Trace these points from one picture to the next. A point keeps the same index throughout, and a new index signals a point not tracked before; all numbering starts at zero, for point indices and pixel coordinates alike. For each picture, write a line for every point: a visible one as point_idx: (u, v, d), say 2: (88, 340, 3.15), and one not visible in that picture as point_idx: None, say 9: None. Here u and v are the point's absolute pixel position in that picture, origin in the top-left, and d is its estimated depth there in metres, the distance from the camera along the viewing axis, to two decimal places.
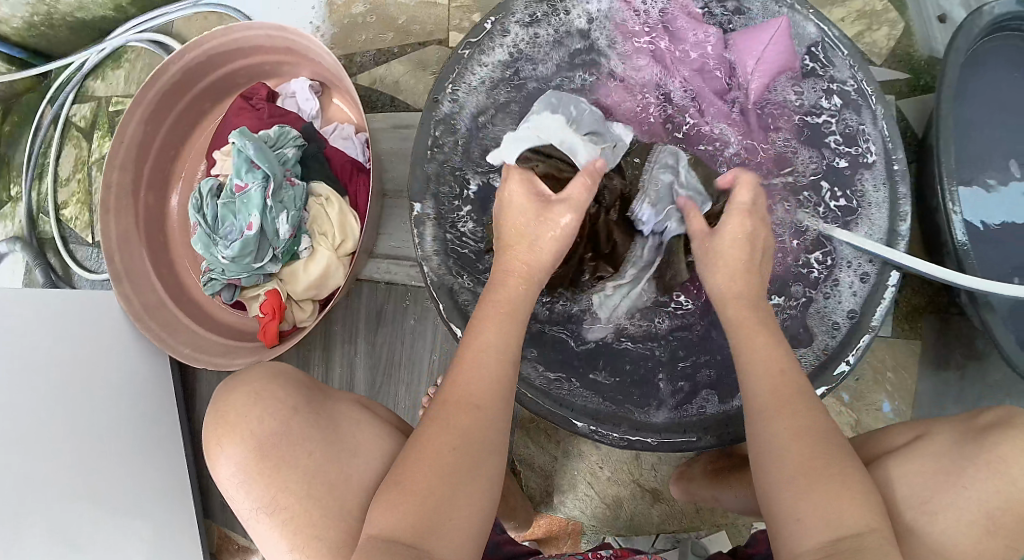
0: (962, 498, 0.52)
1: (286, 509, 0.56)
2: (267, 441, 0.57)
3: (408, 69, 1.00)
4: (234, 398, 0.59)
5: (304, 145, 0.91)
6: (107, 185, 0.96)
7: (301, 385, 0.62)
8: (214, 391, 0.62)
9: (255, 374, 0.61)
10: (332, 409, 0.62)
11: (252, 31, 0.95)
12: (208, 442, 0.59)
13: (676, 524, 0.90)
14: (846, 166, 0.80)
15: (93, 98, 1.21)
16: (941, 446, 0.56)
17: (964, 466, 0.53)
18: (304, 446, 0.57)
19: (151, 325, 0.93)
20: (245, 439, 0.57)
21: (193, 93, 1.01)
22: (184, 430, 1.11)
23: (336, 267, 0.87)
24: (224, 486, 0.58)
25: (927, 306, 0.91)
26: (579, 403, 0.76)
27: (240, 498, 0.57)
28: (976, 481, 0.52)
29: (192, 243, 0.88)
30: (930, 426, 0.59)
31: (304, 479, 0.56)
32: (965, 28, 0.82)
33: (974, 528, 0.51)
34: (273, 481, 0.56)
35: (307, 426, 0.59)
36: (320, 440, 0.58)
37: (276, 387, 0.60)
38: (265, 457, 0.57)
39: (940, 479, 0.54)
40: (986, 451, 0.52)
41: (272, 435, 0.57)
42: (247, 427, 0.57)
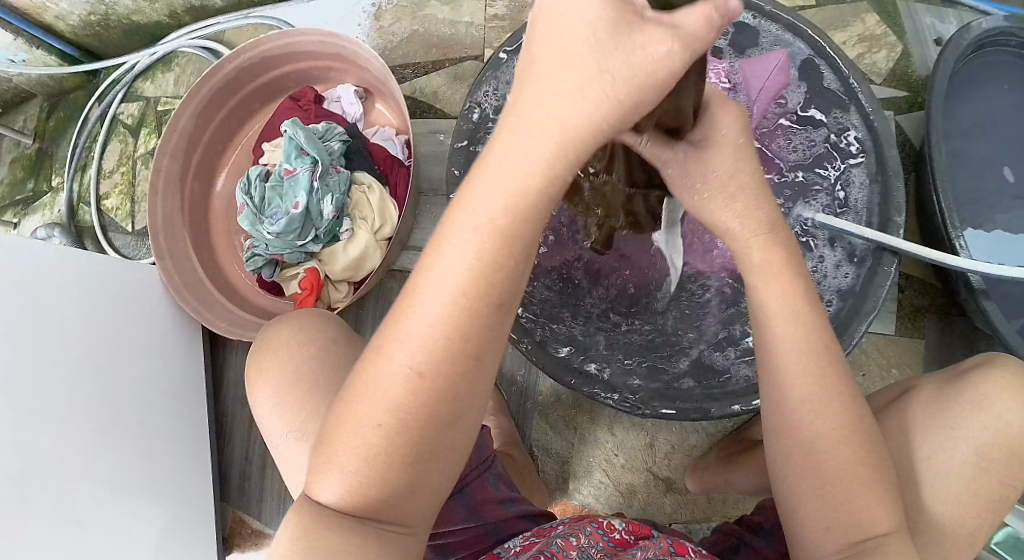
0: (955, 438, 0.59)
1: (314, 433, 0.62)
2: (304, 368, 0.65)
3: (446, 81, 1.08)
4: (279, 330, 0.68)
5: (349, 140, 0.97)
6: (157, 169, 1.02)
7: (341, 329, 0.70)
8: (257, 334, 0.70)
9: (300, 312, 0.69)
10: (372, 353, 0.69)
11: (306, 37, 1.03)
12: (251, 372, 0.68)
13: (687, 513, 0.93)
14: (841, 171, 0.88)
15: (142, 98, 1.28)
16: (927, 395, 0.63)
17: (951, 409, 0.60)
18: (331, 373, 0.65)
19: (191, 299, 0.97)
20: (285, 366, 0.65)
21: (244, 93, 1.09)
22: (210, 414, 1.14)
23: (373, 251, 0.93)
24: (263, 408, 0.66)
25: (929, 305, 0.96)
26: (597, 373, 0.80)
27: (272, 421, 0.65)
28: (965, 422, 0.59)
29: (239, 222, 0.94)
30: (912, 383, 0.67)
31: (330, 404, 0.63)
32: (953, 42, 0.91)
33: (968, 465, 0.59)
34: (303, 404, 0.63)
35: (342, 357, 0.66)
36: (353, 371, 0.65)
37: (312, 325, 0.68)
38: (300, 380, 0.64)
39: (932, 423, 0.61)
40: (968, 393, 0.60)
41: (308, 362, 0.65)
42: (285, 356, 0.66)
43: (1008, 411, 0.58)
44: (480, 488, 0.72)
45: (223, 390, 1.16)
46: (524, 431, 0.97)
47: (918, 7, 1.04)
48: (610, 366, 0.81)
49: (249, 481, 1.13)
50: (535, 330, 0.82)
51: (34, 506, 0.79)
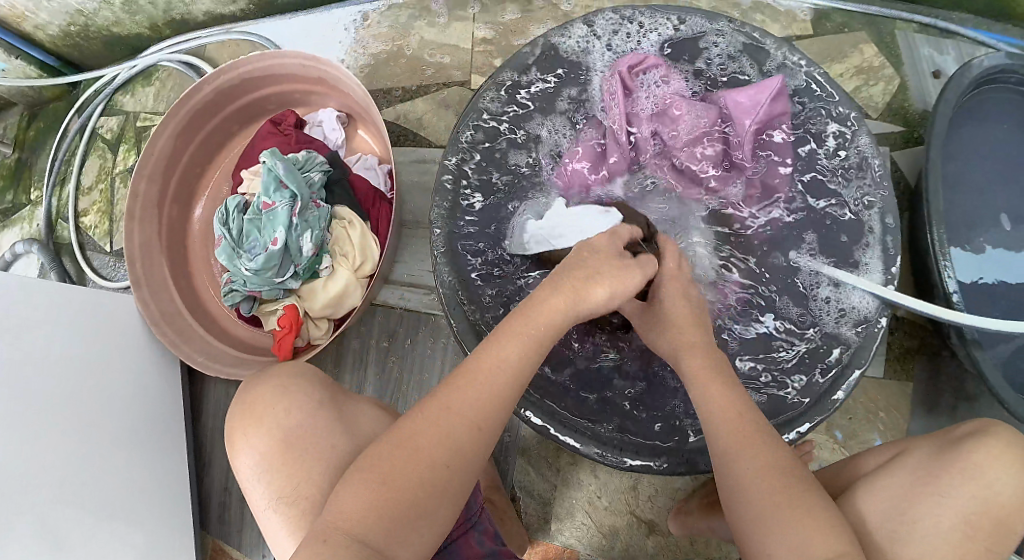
0: (942, 505, 0.57)
1: (307, 497, 0.62)
2: (293, 432, 0.64)
3: (430, 107, 1.05)
4: (261, 393, 0.67)
5: (329, 170, 0.95)
6: (134, 194, 0.99)
7: (324, 388, 0.69)
8: (241, 385, 0.69)
9: (290, 371, 0.68)
10: (350, 410, 0.68)
11: (286, 60, 1.00)
12: (234, 431, 0.66)
13: (669, 555, 0.92)
14: (835, 216, 0.83)
15: (121, 112, 1.25)
16: (919, 460, 0.61)
17: (941, 476, 0.58)
18: (317, 437, 0.64)
19: (168, 332, 0.95)
20: (273, 430, 0.64)
21: (223, 115, 1.06)
22: (188, 441, 1.12)
23: (354, 288, 0.91)
24: (243, 474, 0.65)
25: (918, 348, 0.98)
26: (582, 424, 0.78)
27: (259, 486, 0.64)
28: (953, 489, 0.57)
29: (216, 255, 0.92)
30: (908, 444, 0.65)
31: (308, 473, 0.62)
32: (956, 81, 0.90)
33: (954, 533, 0.56)
34: (283, 472, 0.63)
35: (331, 421, 0.65)
36: (343, 435, 0.65)
37: (300, 386, 0.67)
38: (287, 448, 0.64)
39: (918, 490, 0.59)
40: (961, 461, 0.58)
41: (299, 426, 0.64)
42: (274, 418, 0.65)
43: (997, 481, 0.57)
44: (466, 546, 0.70)
45: (201, 417, 1.15)
46: (505, 472, 0.96)
47: (918, 39, 1.04)
48: (586, 416, 0.80)
49: (230, 509, 1.12)
50: (523, 378, 0.81)
51: (10, 552, 0.78)
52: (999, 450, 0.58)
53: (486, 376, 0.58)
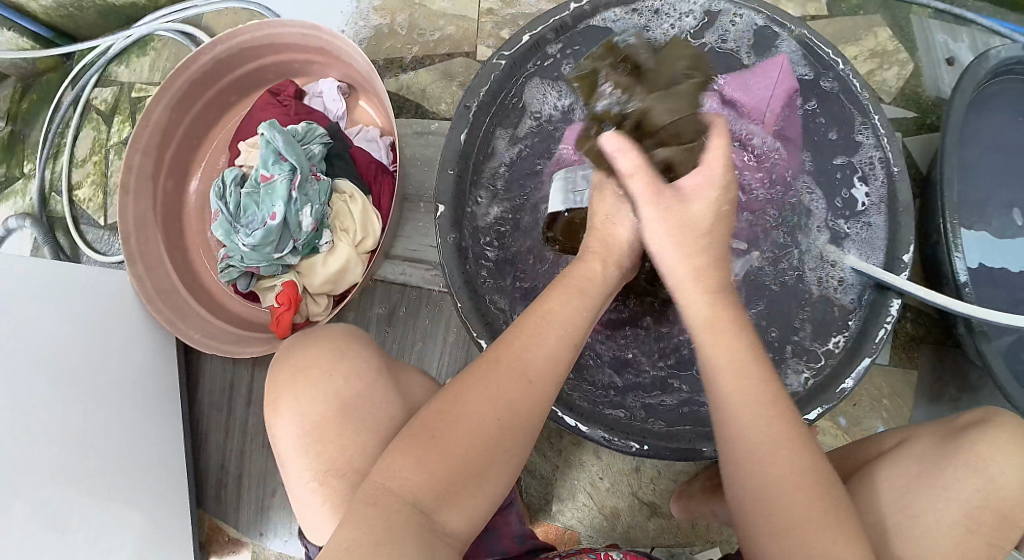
0: (944, 499, 0.56)
1: (345, 471, 0.58)
2: (341, 400, 0.60)
3: (434, 79, 1.02)
4: (312, 354, 0.62)
5: (329, 143, 0.92)
6: (129, 168, 0.97)
7: (374, 356, 0.65)
8: (287, 343, 0.65)
9: (328, 336, 0.64)
10: (397, 379, 0.65)
11: (286, 29, 0.97)
12: (275, 394, 0.62)
13: (671, 537, 0.92)
14: (848, 199, 0.84)
15: (116, 83, 1.22)
16: (924, 448, 0.60)
17: (945, 466, 0.58)
18: (363, 407, 0.60)
19: (164, 308, 0.93)
20: (321, 394, 0.60)
21: (221, 85, 1.03)
22: (183, 420, 1.10)
23: (354, 264, 0.89)
24: (282, 439, 0.61)
25: (924, 336, 0.97)
26: (589, 408, 0.77)
27: (296, 455, 0.60)
28: (958, 482, 0.56)
29: (213, 229, 0.90)
30: (912, 432, 0.64)
31: (353, 447, 0.59)
32: (971, 71, 0.89)
33: (958, 528, 0.56)
34: (330, 442, 0.59)
35: (384, 390, 0.62)
36: (393, 409, 0.61)
37: (354, 351, 0.63)
38: (340, 416, 0.60)
39: (919, 481, 0.58)
40: (963, 453, 0.57)
41: (352, 395, 0.61)
42: (319, 384, 0.61)
43: (1001, 474, 0.56)
44: (502, 524, 0.69)
45: (196, 395, 1.13)
46: None
47: (931, 24, 1.03)
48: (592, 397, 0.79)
49: (225, 490, 1.10)
50: None
51: (12, 530, 0.77)
52: (1005, 442, 0.56)
53: (537, 325, 0.56)
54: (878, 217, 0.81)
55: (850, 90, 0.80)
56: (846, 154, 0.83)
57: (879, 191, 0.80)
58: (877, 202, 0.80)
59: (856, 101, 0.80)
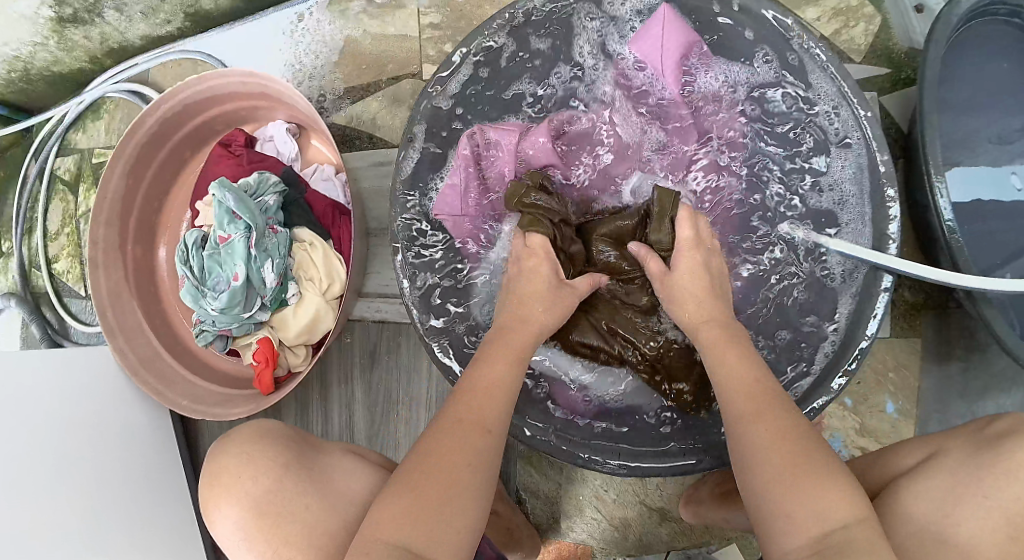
0: (984, 506, 0.53)
1: (290, 558, 0.60)
2: (265, 496, 0.62)
3: (383, 107, 0.99)
4: (231, 456, 0.65)
5: (284, 190, 0.90)
6: (94, 242, 0.96)
7: (292, 441, 0.68)
8: (211, 449, 0.68)
9: (251, 431, 0.67)
10: (325, 463, 0.68)
11: (225, 79, 0.94)
12: (206, 500, 0.64)
13: (685, 540, 0.91)
14: (823, 151, 0.80)
15: (76, 151, 1.21)
16: (956, 461, 0.57)
17: (980, 478, 0.54)
18: (295, 501, 0.62)
19: (148, 378, 0.93)
20: (239, 497, 0.62)
21: (173, 144, 1.01)
22: (190, 477, 1.11)
23: (326, 313, 0.87)
24: (225, 544, 0.63)
25: (924, 302, 0.93)
26: (577, 433, 0.75)
27: (240, 552, 0.62)
28: (995, 491, 0.53)
29: (182, 296, 0.89)
30: (941, 444, 0.60)
31: (302, 529, 0.61)
32: (944, 18, 0.83)
33: (997, 535, 0.52)
34: (272, 535, 0.60)
35: (301, 481, 0.64)
36: (319, 494, 0.63)
37: (266, 446, 0.65)
38: (265, 511, 0.61)
39: (959, 490, 0.54)
40: (1004, 460, 0.53)
41: (268, 490, 0.62)
42: (243, 484, 0.62)
43: None
44: None
45: (200, 450, 1.13)
46: (508, 477, 0.93)
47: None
48: (572, 419, 0.78)
49: None
50: None
51: None
52: None
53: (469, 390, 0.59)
54: (860, 157, 0.75)
55: (798, 41, 0.75)
56: (812, 113, 0.79)
57: (855, 149, 0.76)
58: (858, 149, 0.75)
59: (810, 51, 0.74)
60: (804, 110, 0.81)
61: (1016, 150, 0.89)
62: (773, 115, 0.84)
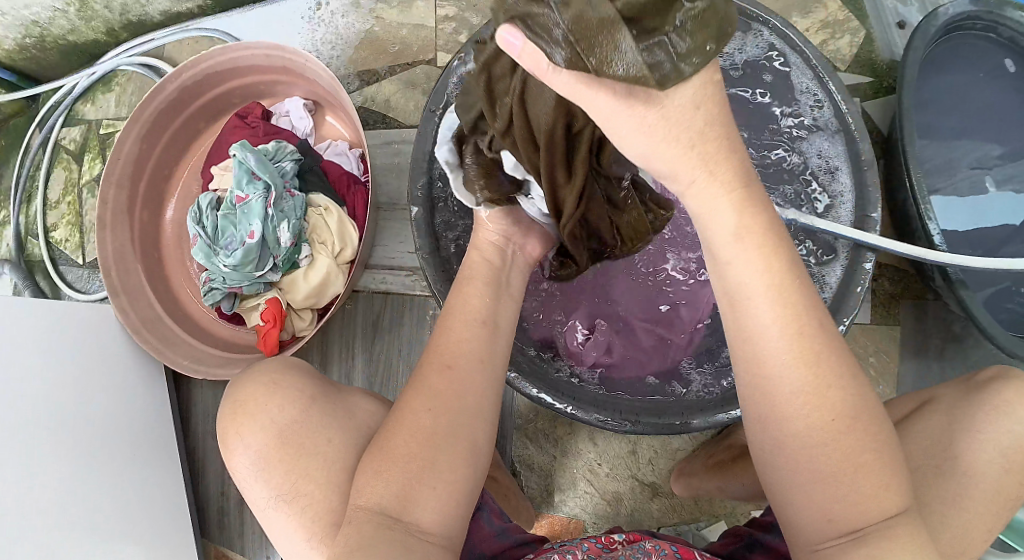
0: (980, 440, 0.57)
1: (307, 495, 0.58)
2: (288, 428, 0.61)
3: (398, 88, 1.03)
4: (250, 391, 0.63)
5: (300, 159, 0.93)
6: (104, 202, 0.97)
7: (314, 378, 0.66)
8: (231, 385, 0.65)
9: (269, 366, 0.65)
10: (347, 400, 0.66)
11: (248, 51, 0.97)
12: (225, 433, 0.62)
13: (675, 515, 0.93)
14: (796, 139, 0.87)
15: (83, 122, 1.22)
16: (946, 405, 0.61)
17: (973, 414, 0.59)
18: (319, 432, 0.61)
19: (151, 337, 0.94)
20: (265, 425, 0.60)
21: (188, 114, 1.04)
22: (179, 447, 1.10)
23: (336, 275, 0.89)
24: (241, 478, 0.61)
25: (901, 292, 0.99)
26: (581, 391, 0.78)
27: (257, 484, 0.60)
28: (988, 426, 0.57)
29: (193, 254, 0.90)
30: (931, 393, 0.65)
31: (324, 466, 0.59)
32: (922, 30, 0.91)
33: (994, 467, 0.57)
34: (291, 469, 0.59)
35: (322, 415, 0.62)
36: (341, 429, 0.62)
37: (288, 380, 0.63)
38: (286, 443, 0.60)
39: (956, 428, 0.59)
40: (991, 398, 0.58)
41: (291, 423, 0.61)
42: (263, 417, 0.61)
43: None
44: (478, 531, 0.69)
45: (190, 421, 1.12)
46: (503, 450, 0.95)
47: None
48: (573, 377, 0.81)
49: (229, 515, 1.09)
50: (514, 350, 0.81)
51: None
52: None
53: None
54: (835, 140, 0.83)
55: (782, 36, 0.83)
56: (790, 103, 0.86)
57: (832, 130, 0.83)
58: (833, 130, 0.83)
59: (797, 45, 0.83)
60: (788, 103, 0.86)
61: (997, 174, 0.96)
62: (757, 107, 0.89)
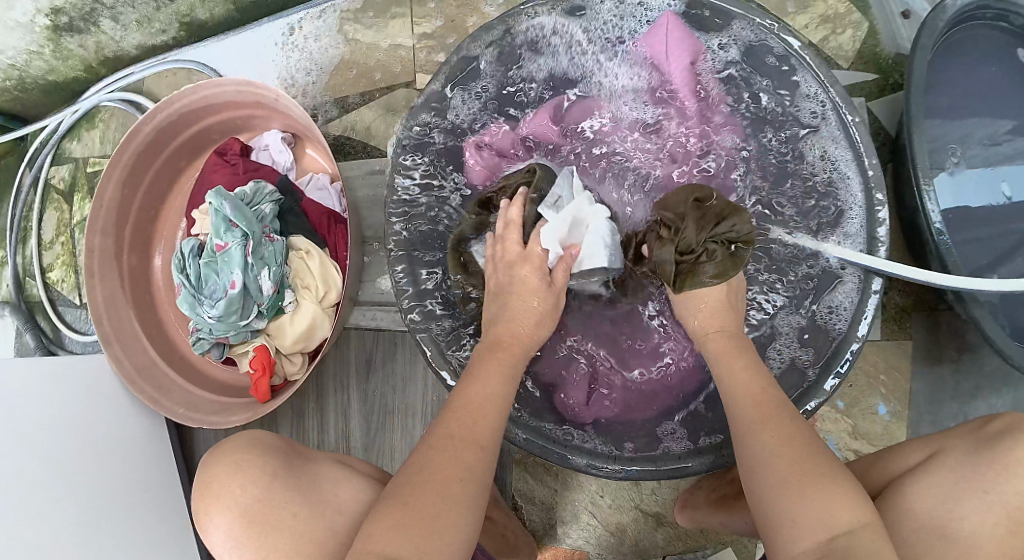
0: (986, 501, 0.56)
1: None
2: (254, 505, 0.62)
3: (378, 114, 1.00)
4: (218, 468, 0.64)
5: (279, 200, 0.91)
6: (90, 250, 0.96)
7: (281, 451, 0.67)
8: (202, 458, 0.67)
9: (236, 442, 0.66)
10: (312, 472, 0.67)
11: (220, 88, 0.94)
12: (199, 511, 0.64)
13: (681, 545, 0.91)
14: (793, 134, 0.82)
15: (70, 159, 1.21)
16: (957, 459, 0.59)
17: (982, 473, 0.57)
18: (281, 509, 0.62)
19: (145, 387, 0.93)
20: (229, 508, 0.62)
21: (168, 153, 1.02)
22: (185, 486, 1.10)
23: (322, 321, 0.87)
24: (217, 552, 0.63)
25: (913, 305, 0.95)
26: (573, 437, 0.76)
27: (232, 559, 0.62)
28: (999, 486, 0.56)
29: (180, 305, 0.90)
30: (941, 443, 0.62)
31: (291, 540, 0.61)
32: (929, 25, 0.84)
33: (1001, 529, 0.55)
34: (262, 544, 0.61)
35: (289, 489, 0.63)
36: (308, 503, 0.63)
37: (252, 457, 0.65)
38: (254, 518, 0.62)
39: (963, 487, 0.57)
40: (1004, 459, 0.56)
41: (258, 498, 0.62)
42: (230, 494, 0.62)
43: None
44: None
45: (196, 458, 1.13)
46: (501, 485, 0.94)
47: None
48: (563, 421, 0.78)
49: None
50: (506, 394, 0.79)
51: None
52: None
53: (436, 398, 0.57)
54: (832, 144, 0.78)
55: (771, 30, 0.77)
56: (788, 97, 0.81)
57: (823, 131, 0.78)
58: (829, 133, 0.78)
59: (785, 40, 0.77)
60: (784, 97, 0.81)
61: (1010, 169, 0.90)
62: (754, 99, 0.84)
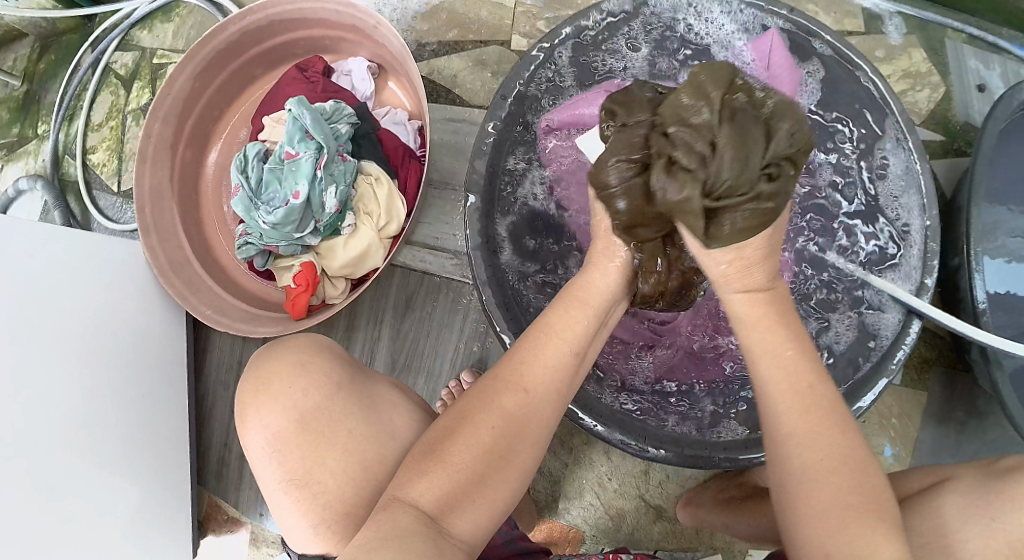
0: (993, 531, 0.56)
1: (320, 483, 0.58)
2: (308, 413, 0.59)
3: (465, 65, 1.00)
4: (276, 368, 0.60)
5: (357, 123, 0.91)
6: (148, 135, 0.95)
7: (346, 364, 0.63)
8: (254, 357, 0.63)
9: (300, 344, 0.62)
10: (374, 391, 0.63)
11: (321, 4, 0.95)
12: (243, 408, 0.61)
13: (675, 542, 0.91)
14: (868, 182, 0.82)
15: (137, 48, 1.20)
16: (969, 486, 0.60)
17: (996, 504, 0.57)
18: (339, 424, 0.59)
19: (175, 281, 0.92)
20: (286, 408, 0.59)
21: (246, 58, 1.01)
22: (188, 391, 1.09)
23: (375, 249, 0.87)
24: (255, 454, 0.60)
25: (936, 358, 0.97)
26: (603, 407, 0.76)
27: (269, 466, 0.59)
28: (1008, 519, 0.56)
29: (233, 204, 0.89)
30: (952, 473, 0.63)
31: (341, 457, 0.58)
32: (1006, 99, 0.85)
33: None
34: (307, 456, 0.58)
35: (348, 406, 0.60)
36: (364, 424, 0.60)
37: (317, 362, 0.61)
38: (306, 428, 0.59)
39: (975, 515, 0.57)
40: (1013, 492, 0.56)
41: (312, 409, 0.59)
42: (286, 398, 0.59)
43: None
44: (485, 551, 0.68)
45: (202, 368, 1.11)
46: None
47: (965, 50, 1.02)
48: (594, 390, 0.79)
49: (228, 465, 1.09)
50: None
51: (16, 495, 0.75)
52: None
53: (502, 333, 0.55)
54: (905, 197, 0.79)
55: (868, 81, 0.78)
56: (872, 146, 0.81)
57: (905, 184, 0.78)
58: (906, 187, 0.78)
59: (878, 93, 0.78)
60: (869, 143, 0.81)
61: None
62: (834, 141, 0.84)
